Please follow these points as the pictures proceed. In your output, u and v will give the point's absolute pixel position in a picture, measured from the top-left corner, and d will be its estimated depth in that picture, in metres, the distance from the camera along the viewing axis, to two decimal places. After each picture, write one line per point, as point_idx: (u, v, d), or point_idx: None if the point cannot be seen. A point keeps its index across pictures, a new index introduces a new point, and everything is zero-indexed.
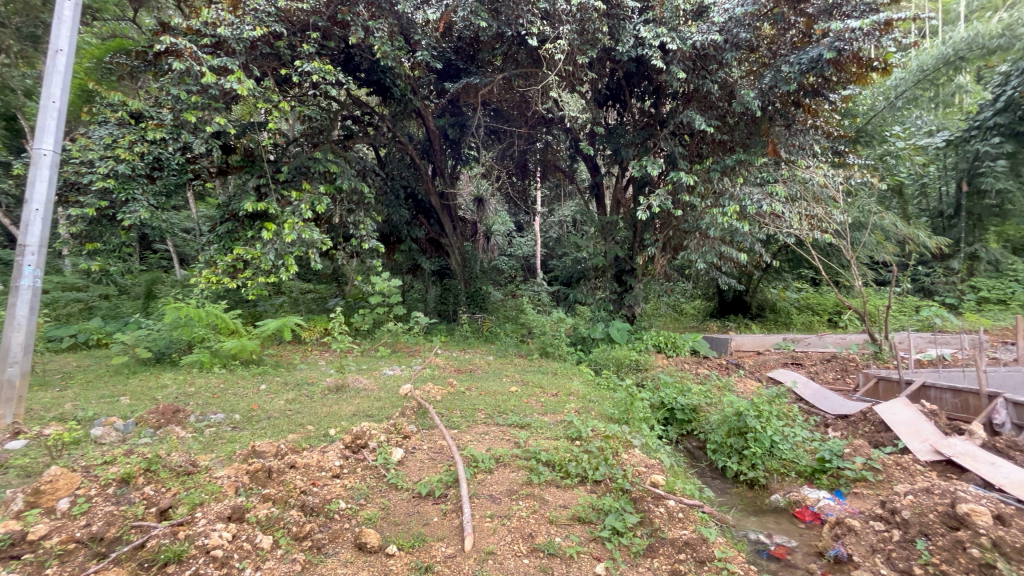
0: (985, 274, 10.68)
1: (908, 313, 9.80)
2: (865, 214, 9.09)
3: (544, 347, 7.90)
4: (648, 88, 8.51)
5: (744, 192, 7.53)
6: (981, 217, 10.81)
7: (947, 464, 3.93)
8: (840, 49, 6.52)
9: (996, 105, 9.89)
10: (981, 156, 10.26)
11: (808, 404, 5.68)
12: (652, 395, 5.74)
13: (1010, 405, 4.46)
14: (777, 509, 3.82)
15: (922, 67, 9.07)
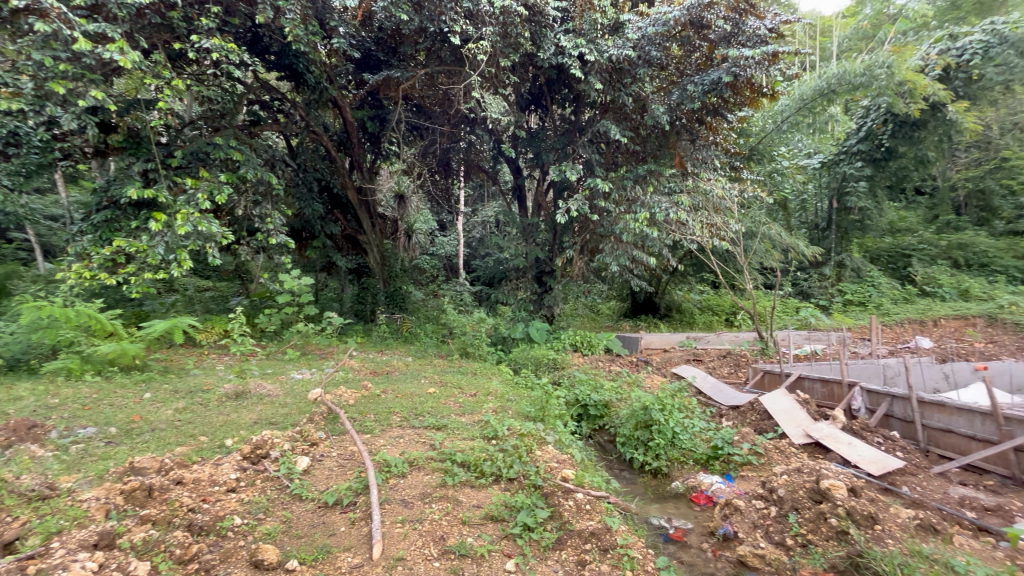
0: (849, 279, 12.26)
1: (789, 313, 11.03)
2: (755, 224, 10.12)
3: (465, 347, 7.87)
4: (568, 95, 8.79)
5: (654, 200, 8.05)
6: (848, 230, 12.45)
7: (815, 446, 4.48)
8: (736, 74, 7.17)
9: (859, 133, 11.62)
10: (847, 177, 11.98)
11: (706, 397, 6.20)
12: (568, 393, 5.94)
13: (864, 391, 5.18)
14: (677, 494, 4.12)
15: (803, 95, 9.78)
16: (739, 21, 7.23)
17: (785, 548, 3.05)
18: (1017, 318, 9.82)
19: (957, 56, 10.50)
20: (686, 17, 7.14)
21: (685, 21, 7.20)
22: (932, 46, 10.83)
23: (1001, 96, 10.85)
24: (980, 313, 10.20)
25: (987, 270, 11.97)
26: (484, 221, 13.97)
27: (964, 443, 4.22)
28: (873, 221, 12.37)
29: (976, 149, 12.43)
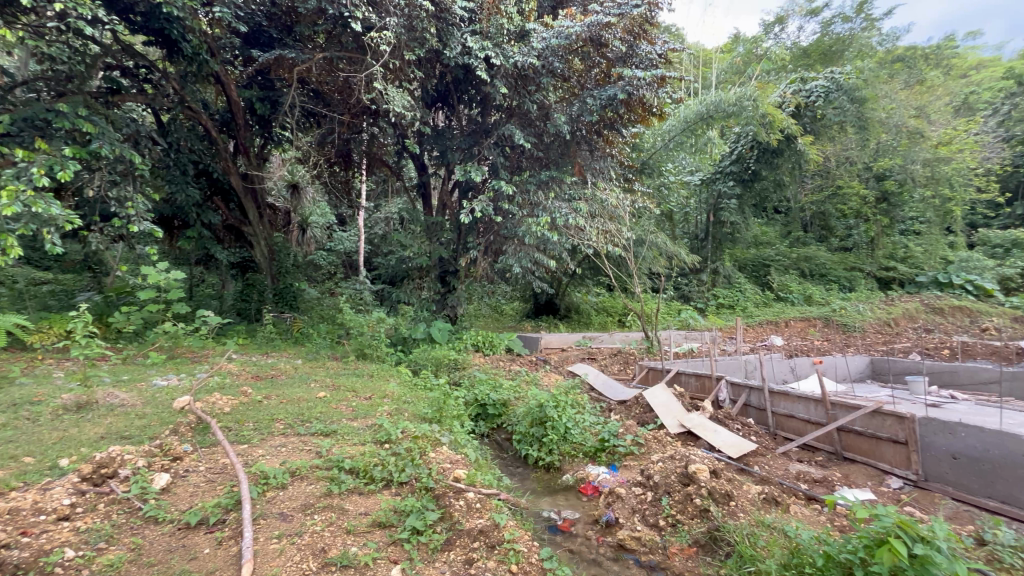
0: (721, 285, 13.83)
1: (672, 315, 12.15)
2: (645, 232, 10.99)
3: (362, 348, 7.53)
4: (474, 96, 8.82)
5: (554, 205, 8.37)
6: (721, 241, 14.02)
7: (688, 434, 4.98)
8: (630, 93, 7.72)
9: (732, 156, 13.12)
10: (722, 195, 13.51)
11: (597, 393, 6.59)
12: (466, 393, 5.97)
13: (728, 384, 5.87)
14: (567, 486, 4.32)
15: (686, 117, 10.77)
16: (633, 43, 7.76)
17: (658, 529, 3.34)
18: (845, 319, 11.80)
19: (807, 97, 12.26)
20: (586, 33, 7.50)
21: (586, 37, 7.57)
22: (789, 86, 12.55)
23: (837, 134, 12.89)
24: (819, 316, 12.08)
25: (825, 279, 14.24)
26: (386, 217, 13.50)
27: (801, 426, 4.95)
28: (741, 234, 14.05)
29: (819, 177, 14.64)
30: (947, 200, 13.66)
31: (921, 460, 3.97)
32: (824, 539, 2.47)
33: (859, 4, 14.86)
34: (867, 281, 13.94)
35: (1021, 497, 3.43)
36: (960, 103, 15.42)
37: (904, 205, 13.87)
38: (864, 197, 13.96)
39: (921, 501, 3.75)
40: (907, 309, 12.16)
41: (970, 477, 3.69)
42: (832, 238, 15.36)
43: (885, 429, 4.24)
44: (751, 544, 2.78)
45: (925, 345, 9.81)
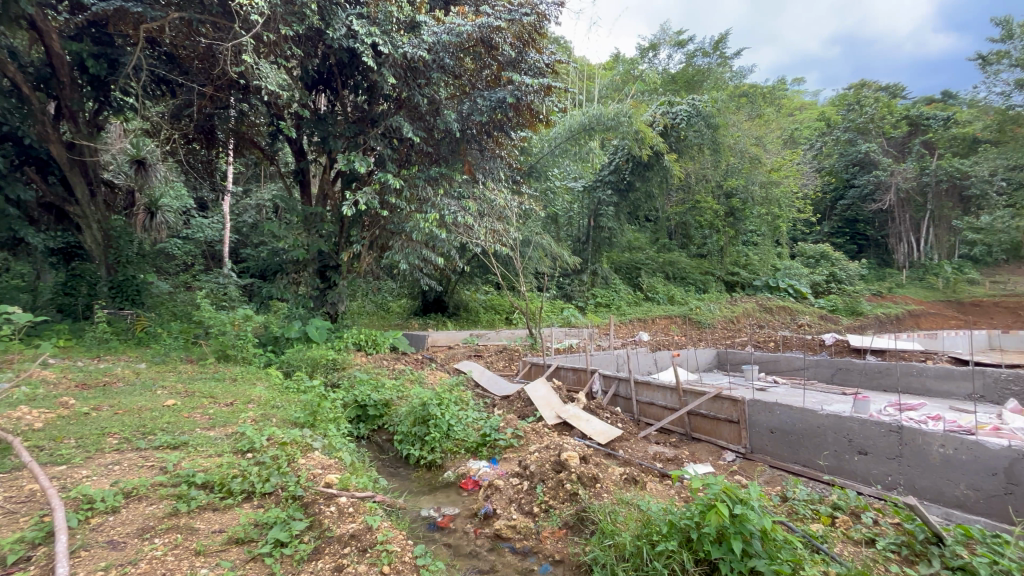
0: (599, 285, 14.93)
1: (556, 312, 12.84)
2: (531, 233, 11.41)
3: (224, 349, 6.76)
4: (360, 83, 8.39)
5: (443, 203, 8.31)
6: (599, 245, 15.12)
7: (563, 424, 5.31)
8: (518, 97, 7.96)
9: (611, 167, 14.21)
10: (602, 202, 14.57)
11: (483, 389, 6.72)
12: (345, 394, 5.69)
13: (601, 376, 6.38)
14: (448, 483, 4.34)
15: (571, 126, 11.39)
16: (522, 50, 7.99)
17: (532, 515, 3.52)
18: (698, 317, 13.52)
19: (673, 119, 13.71)
20: (477, 33, 7.56)
21: (477, 37, 7.63)
22: (659, 107, 13.92)
23: (696, 155, 14.64)
24: (678, 314, 13.66)
25: (684, 282, 16.13)
26: (257, 205, 12.24)
27: (660, 412, 5.56)
28: (617, 239, 15.29)
29: (682, 192, 16.41)
30: (776, 218, 16.26)
31: (749, 436, 4.70)
32: (669, 509, 2.80)
33: (715, 42, 17.06)
34: (717, 284, 16.09)
35: (816, 460, 4.24)
36: (787, 137, 18.48)
37: (745, 219, 16.27)
38: (717, 210, 15.81)
39: (747, 470, 4.45)
40: (745, 309, 14.29)
41: (784, 448, 4.46)
42: (691, 245, 17.47)
43: (723, 411, 4.95)
44: (611, 520, 3.05)
45: (757, 339, 11.62)
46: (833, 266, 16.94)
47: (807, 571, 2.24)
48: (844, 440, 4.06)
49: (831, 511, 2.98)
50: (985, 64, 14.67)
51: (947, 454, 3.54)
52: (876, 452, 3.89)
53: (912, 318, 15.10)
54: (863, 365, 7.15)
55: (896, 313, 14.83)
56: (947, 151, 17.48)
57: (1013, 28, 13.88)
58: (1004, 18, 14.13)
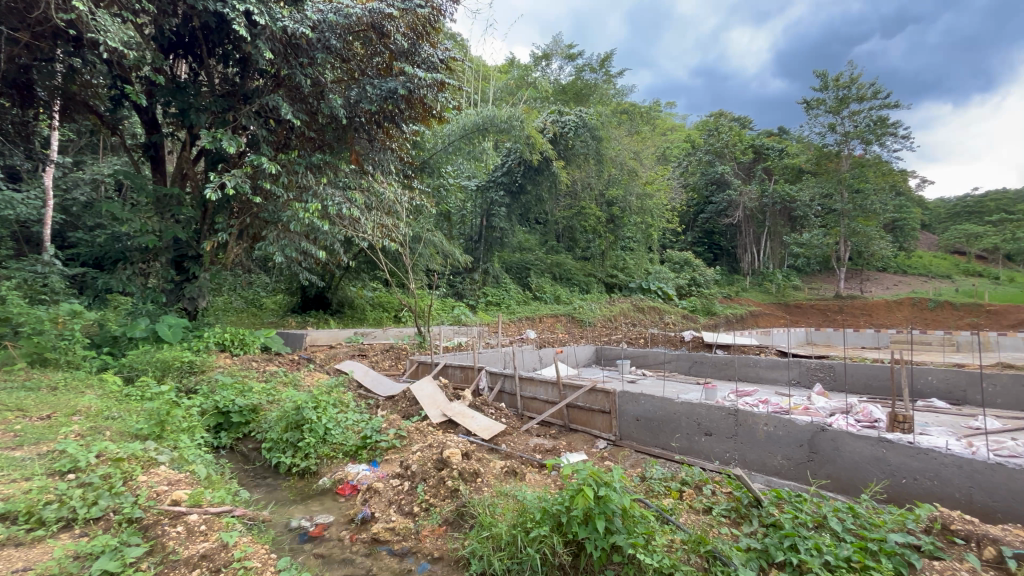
0: (490, 284, 15.17)
1: (446, 311, 12.77)
2: (422, 230, 11.21)
3: (41, 352, 5.61)
4: (230, 53, 7.51)
5: (326, 192, 7.77)
6: (491, 245, 15.36)
7: (448, 422, 5.32)
8: (410, 90, 7.75)
9: (503, 169, 14.52)
10: (494, 203, 14.85)
11: (366, 389, 6.46)
12: (204, 401, 5.09)
13: (487, 373, 6.53)
14: (323, 490, 4.09)
15: (465, 125, 11.38)
16: (416, 42, 7.82)
17: (412, 515, 3.48)
18: (581, 316, 14.45)
19: (562, 127, 14.40)
20: (367, 18, 7.25)
21: (366, 22, 7.30)
22: (549, 115, 14.53)
23: (583, 164, 15.53)
24: (564, 313, 14.45)
25: (570, 282, 17.05)
26: (91, 180, 10.33)
27: (542, 406, 5.85)
28: (508, 239, 15.68)
29: (569, 198, 17.40)
30: (649, 227, 17.96)
31: (618, 424, 5.16)
32: (542, 496, 2.96)
33: (601, 60, 18.32)
34: (598, 285, 17.29)
35: (671, 442, 4.79)
36: (660, 154, 20.51)
37: (624, 226, 17.68)
38: (598, 217, 17.45)
39: (616, 455, 4.88)
40: (622, 308, 15.61)
41: (646, 433, 4.96)
42: (576, 249, 18.59)
43: (597, 403, 5.37)
44: (490, 512, 3.12)
45: (631, 336, 12.75)
46: (694, 271, 19.17)
47: (657, 541, 2.51)
48: (694, 423, 4.64)
49: (679, 486, 3.38)
50: (809, 108, 17.75)
51: (769, 431, 4.21)
52: (717, 432, 4.52)
53: (752, 318, 17.74)
54: (714, 358, 8.25)
55: (741, 314, 17.33)
56: (780, 178, 20.83)
57: (828, 80, 16.97)
58: (822, 71, 17.19)
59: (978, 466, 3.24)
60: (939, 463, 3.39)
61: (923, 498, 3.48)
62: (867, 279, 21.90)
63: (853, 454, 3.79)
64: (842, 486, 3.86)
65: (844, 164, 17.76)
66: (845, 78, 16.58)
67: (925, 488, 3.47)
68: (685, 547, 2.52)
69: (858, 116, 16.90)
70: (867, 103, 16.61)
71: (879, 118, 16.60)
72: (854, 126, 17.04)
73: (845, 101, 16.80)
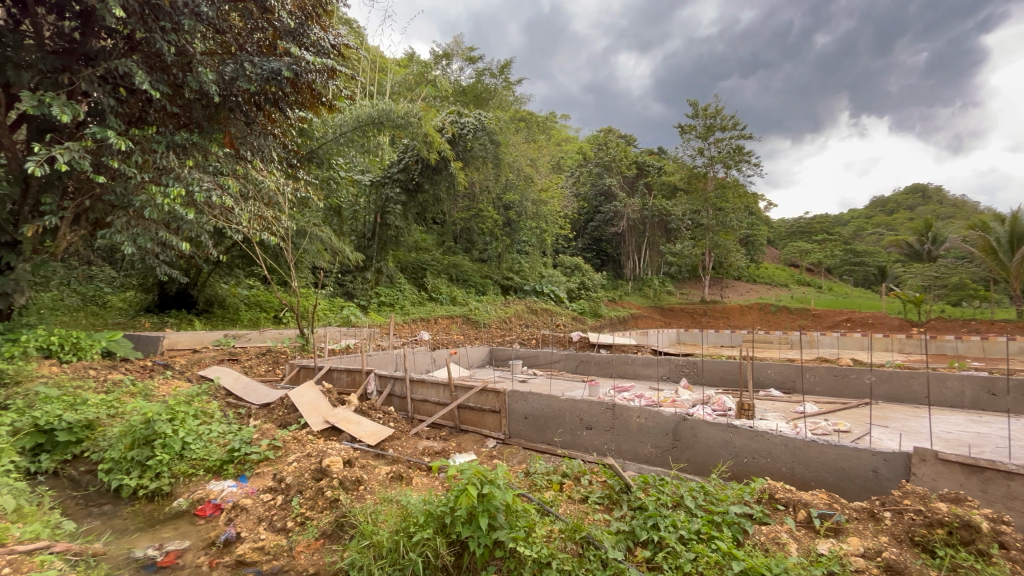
0: (384, 284, 14.58)
1: (334, 312, 12.02)
2: (307, 225, 10.44)
3: None
4: (68, 3, 6.31)
5: (192, 176, 6.84)
6: (385, 243, 14.76)
7: (330, 429, 5.02)
8: (296, 73, 7.14)
9: (399, 165, 14.11)
10: (388, 200, 14.33)
11: (235, 398, 5.83)
12: (18, 418, 4.20)
13: (376, 377, 6.31)
14: (178, 513, 3.61)
15: (358, 117, 10.87)
16: (304, 22, 7.29)
17: (285, 531, 3.22)
18: (476, 317, 14.54)
19: (460, 129, 14.33)
20: None
21: None
22: (448, 115, 14.39)
23: (481, 167, 15.39)
24: (459, 314, 14.42)
25: (466, 284, 16.99)
26: None
27: (433, 408, 5.79)
28: (403, 238, 15.21)
29: (467, 199, 17.42)
30: (544, 232, 18.64)
31: (507, 423, 5.31)
32: (427, 499, 2.93)
33: (501, 66, 18.63)
34: (494, 287, 17.53)
35: (555, 438, 5.05)
36: (555, 163, 21.44)
37: (519, 231, 18.18)
38: (495, 220, 17.70)
39: (504, 454, 5.00)
40: (516, 310, 16.04)
41: (533, 431, 5.16)
42: (473, 251, 18.68)
43: (488, 403, 5.47)
44: (372, 520, 3.00)
45: (523, 338, 13.11)
46: (583, 276, 20.32)
47: (538, 533, 2.61)
48: (576, 418, 4.94)
49: (560, 478, 3.55)
50: (683, 132, 19.86)
51: (641, 422, 4.62)
52: (597, 425, 4.86)
53: (633, 320, 19.32)
54: (597, 358, 8.87)
55: (623, 316, 18.81)
56: (658, 193, 22.98)
57: (698, 109, 19.14)
58: (693, 101, 19.32)
59: (800, 444, 3.86)
60: (772, 443, 3.99)
61: (759, 474, 4.06)
62: (726, 286, 25.06)
63: (708, 439, 4.30)
64: (698, 468, 4.37)
65: (710, 184, 20.13)
66: (712, 109, 18.85)
67: (761, 465, 4.06)
68: (561, 536, 2.64)
69: (721, 143, 19.32)
70: (728, 132, 19.04)
71: (736, 147, 19.16)
72: (718, 152, 19.44)
73: (712, 129, 19.12)
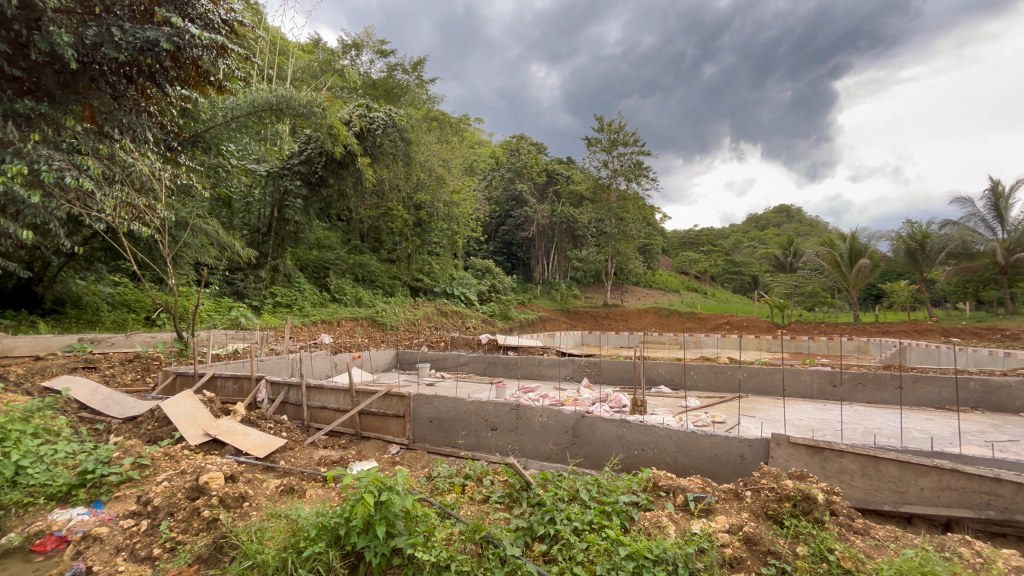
0: (281, 283, 13.51)
1: (220, 313, 10.89)
2: (189, 215, 9.36)
3: None
4: None
5: (39, 152, 5.80)
6: (283, 239, 13.68)
7: (211, 443, 4.56)
8: (177, 46, 6.35)
9: (301, 157, 13.20)
10: (287, 192, 13.33)
11: (92, 412, 5.07)
12: None
13: (267, 384, 5.88)
14: (7, 551, 3.03)
15: (253, 102, 9.86)
16: None
17: (150, 560, 2.84)
18: (383, 319, 14.00)
19: (369, 123, 13.72)
20: None
21: None
22: (356, 108, 13.73)
23: (390, 164, 14.89)
24: (365, 315, 13.81)
25: (373, 284, 16.34)
26: None
27: (332, 415, 5.51)
28: (304, 234, 14.24)
29: (376, 196, 16.80)
30: (455, 234, 18.53)
31: (412, 427, 5.21)
32: (320, 511, 2.78)
33: (414, 63, 18.30)
34: (403, 288, 17.06)
35: (461, 440, 5.05)
36: (467, 165, 21.47)
37: (430, 232, 17.88)
38: (405, 220, 17.30)
39: (407, 459, 4.90)
40: (426, 312, 15.76)
41: (438, 435, 5.13)
42: (381, 250, 18.04)
43: (391, 408, 5.32)
44: (257, 539, 2.77)
45: (432, 341, 12.93)
46: (494, 279, 20.54)
47: (437, 537, 2.59)
48: (482, 420, 5.00)
49: (462, 480, 3.55)
50: (590, 144, 20.94)
51: (543, 422, 4.79)
52: (501, 426, 4.95)
53: (541, 323, 19.92)
54: (504, 360, 9.05)
55: (531, 319, 19.30)
56: (566, 201, 24.02)
57: (604, 124, 20.32)
58: (599, 115, 20.47)
59: (682, 435, 4.25)
60: (658, 435, 4.36)
61: (647, 465, 4.41)
62: (626, 291, 26.82)
63: (603, 434, 4.58)
64: (594, 462, 4.63)
65: (613, 195, 21.44)
66: (615, 124, 20.12)
67: (649, 456, 4.40)
68: (461, 538, 2.64)
69: (624, 157, 20.68)
70: (630, 148, 20.44)
71: (636, 162, 20.62)
72: (621, 165, 20.78)
73: (615, 144, 20.40)
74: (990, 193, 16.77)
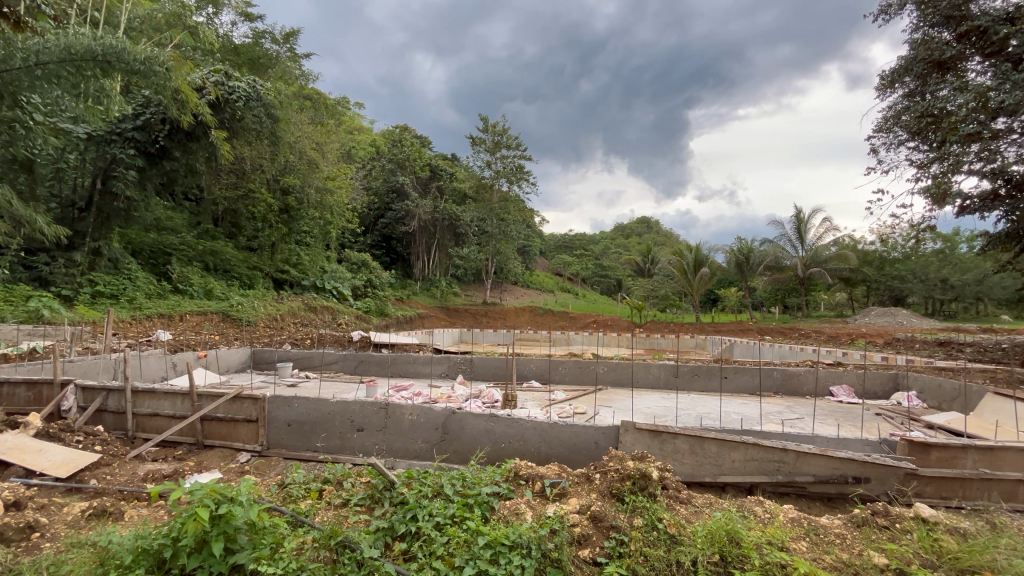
0: (104, 269, 11.30)
1: (11, 304, 8.74)
2: None
3: None
4: None
5: None
6: (109, 217, 11.48)
7: None
8: None
9: (136, 121, 11.17)
10: (115, 161, 11.24)
11: None
12: None
13: (77, 389, 4.91)
14: None
15: (70, 47, 7.96)
16: None
17: None
18: (239, 314, 12.47)
19: (228, 92, 12.12)
20: None
21: None
22: (211, 73, 12.04)
23: (253, 141, 13.34)
24: (216, 309, 12.17)
25: (226, 275, 14.49)
26: None
27: (165, 423, 4.78)
28: (138, 213, 12.10)
29: (233, 176, 14.94)
30: (328, 223, 17.25)
31: (266, 432, 4.76)
32: (140, 533, 2.40)
33: (285, 33, 16.64)
34: (264, 280, 15.37)
35: (323, 443, 4.76)
36: (344, 151, 20.18)
37: (299, 219, 16.41)
38: (270, 204, 15.67)
39: (259, 467, 4.46)
40: (291, 308, 14.41)
41: (297, 438, 4.77)
42: (240, 236, 16.09)
43: (242, 412, 4.79)
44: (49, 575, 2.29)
45: (297, 338, 11.89)
46: (370, 273, 19.59)
47: (284, 548, 2.40)
48: (347, 421, 4.76)
49: (320, 486, 3.35)
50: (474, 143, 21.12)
51: (413, 420, 4.72)
52: (369, 426, 4.77)
53: (419, 320, 19.52)
54: (377, 357, 8.72)
55: (408, 317, 18.82)
56: (449, 198, 23.91)
57: (488, 125, 20.67)
58: (483, 116, 20.78)
59: (546, 425, 4.52)
60: (523, 427, 4.57)
61: (512, 456, 4.60)
62: (504, 290, 27.54)
63: (472, 429, 4.66)
64: (463, 457, 4.69)
65: (495, 196, 21.86)
66: (499, 127, 20.61)
67: (515, 448, 4.60)
68: (314, 546, 2.49)
69: (506, 160, 21.27)
70: (512, 151, 21.08)
71: (517, 166, 21.33)
72: (503, 167, 21.33)
73: (498, 145, 20.87)
74: (795, 218, 20.62)
